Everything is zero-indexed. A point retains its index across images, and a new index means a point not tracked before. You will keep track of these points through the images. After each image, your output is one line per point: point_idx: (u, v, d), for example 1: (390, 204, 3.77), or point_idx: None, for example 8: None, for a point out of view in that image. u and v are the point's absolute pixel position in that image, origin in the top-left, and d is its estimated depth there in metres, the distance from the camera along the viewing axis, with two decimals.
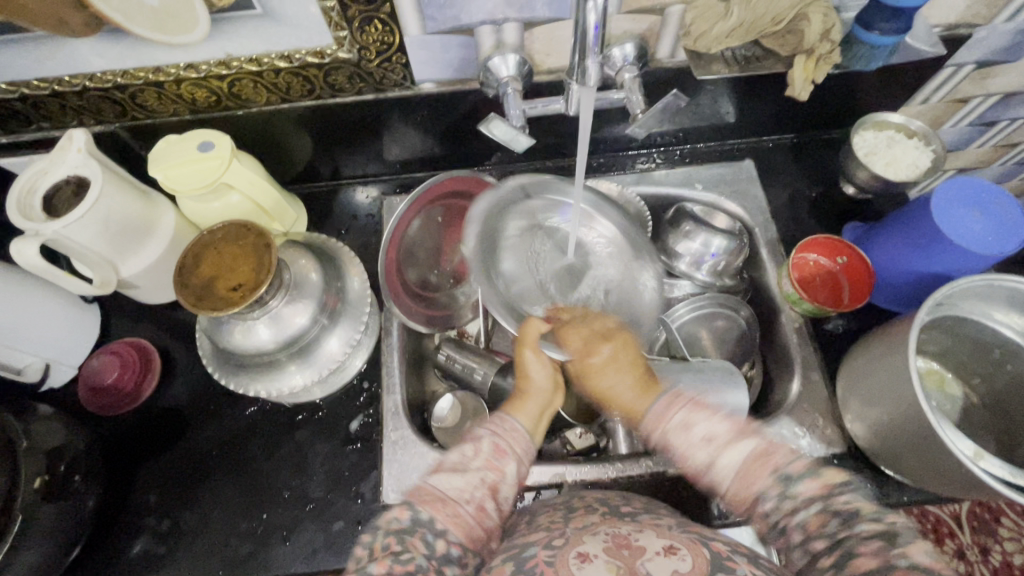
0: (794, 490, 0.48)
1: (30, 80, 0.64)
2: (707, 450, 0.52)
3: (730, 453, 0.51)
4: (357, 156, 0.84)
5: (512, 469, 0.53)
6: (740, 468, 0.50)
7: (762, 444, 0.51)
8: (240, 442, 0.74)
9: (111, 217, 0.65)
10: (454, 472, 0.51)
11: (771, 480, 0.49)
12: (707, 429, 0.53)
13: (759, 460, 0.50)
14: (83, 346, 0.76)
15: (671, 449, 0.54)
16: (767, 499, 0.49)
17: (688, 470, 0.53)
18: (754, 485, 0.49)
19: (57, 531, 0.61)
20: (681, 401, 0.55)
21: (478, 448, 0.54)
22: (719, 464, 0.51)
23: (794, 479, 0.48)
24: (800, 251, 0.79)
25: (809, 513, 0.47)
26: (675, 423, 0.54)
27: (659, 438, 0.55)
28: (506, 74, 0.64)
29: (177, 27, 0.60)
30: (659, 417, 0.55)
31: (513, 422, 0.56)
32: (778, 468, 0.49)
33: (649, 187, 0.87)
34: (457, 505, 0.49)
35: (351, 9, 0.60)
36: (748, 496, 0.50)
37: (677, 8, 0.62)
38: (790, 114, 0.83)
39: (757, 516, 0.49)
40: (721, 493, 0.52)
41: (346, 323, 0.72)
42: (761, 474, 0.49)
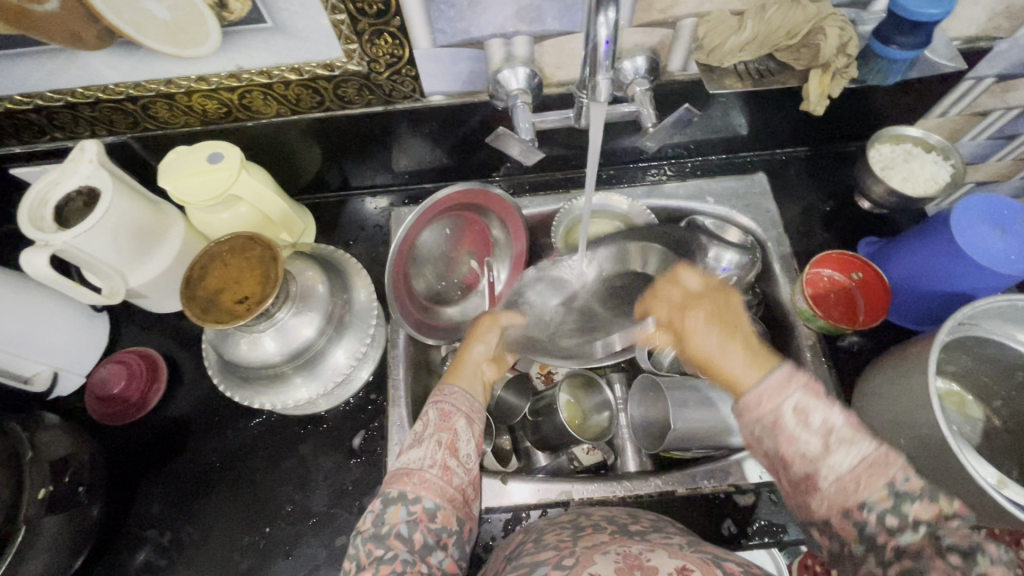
0: (906, 510, 0.42)
1: (44, 92, 0.65)
2: (820, 444, 0.44)
3: (842, 455, 0.44)
4: (365, 167, 0.84)
5: (464, 426, 0.56)
6: (848, 473, 0.43)
7: (877, 449, 0.44)
8: (244, 454, 0.74)
9: (120, 227, 0.65)
10: (411, 446, 0.54)
11: (880, 492, 0.43)
12: (826, 419, 0.45)
13: (871, 468, 0.43)
14: (91, 355, 0.77)
15: (774, 431, 0.46)
16: (870, 510, 0.43)
17: (782, 456, 0.45)
18: (859, 492, 0.43)
19: (60, 543, 0.61)
20: (799, 380, 0.46)
21: (427, 420, 0.56)
22: (828, 462, 0.44)
23: (908, 495, 0.42)
24: (813, 267, 0.77)
25: (913, 536, 0.42)
26: (789, 409, 0.46)
27: (759, 421, 0.47)
28: (516, 87, 0.64)
29: (188, 41, 0.60)
30: (761, 402, 0.47)
31: (452, 387, 0.60)
32: (892, 480, 0.43)
33: (659, 200, 0.85)
34: (422, 472, 0.52)
35: (361, 23, 0.59)
36: (847, 502, 0.43)
37: (689, 21, 0.61)
38: (803, 127, 0.82)
39: (842, 522, 0.44)
40: (816, 493, 0.45)
41: (351, 335, 0.71)
42: (871, 484, 0.43)
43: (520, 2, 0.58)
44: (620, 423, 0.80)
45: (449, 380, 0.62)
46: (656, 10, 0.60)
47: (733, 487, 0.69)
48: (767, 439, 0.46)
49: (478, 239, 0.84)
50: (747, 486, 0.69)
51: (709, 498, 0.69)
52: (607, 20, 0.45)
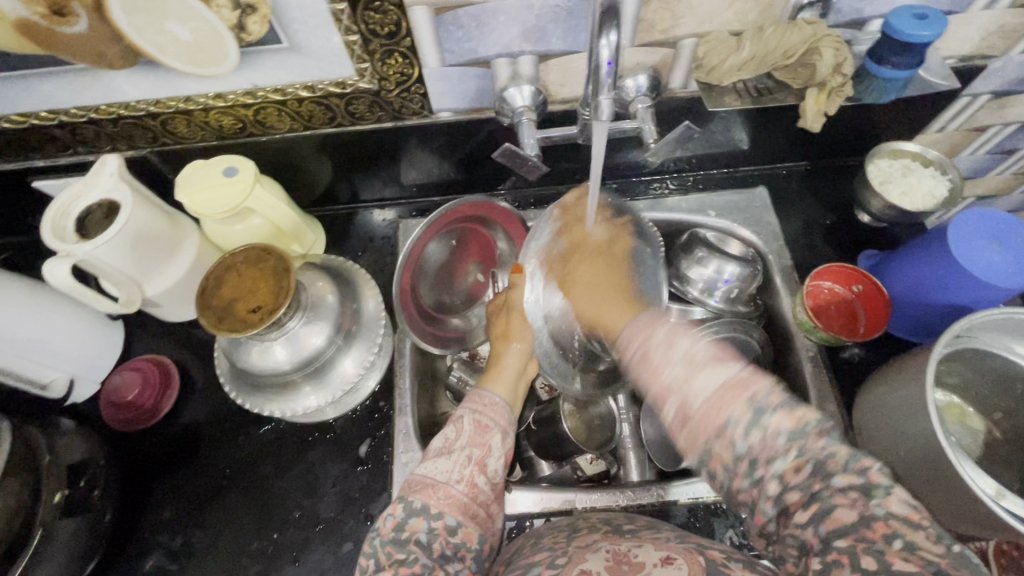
0: (766, 422, 0.44)
1: (69, 109, 0.68)
2: (685, 367, 0.45)
3: (708, 374, 0.45)
4: (374, 181, 0.86)
5: (497, 443, 0.56)
6: (712, 397, 0.44)
7: (739, 373, 0.45)
8: (253, 461, 0.75)
9: (138, 239, 0.67)
10: (440, 456, 0.54)
11: (743, 408, 0.44)
12: (688, 347, 0.46)
13: (731, 390, 0.44)
14: (106, 362, 0.79)
15: (642, 364, 0.47)
16: (733, 428, 0.44)
17: (654, 392, 0.46)
18: (725, 413, 0.44)
19: (74, 546, 0.62)
20: (664, 322, 0.49)
21: (460, 429, 0.57)
22: (693, 386, 0.44)
23: (766, 410, 0.44)
24: (813, 279, 0.78)
25: (786, 462, 0.44)
26: (660, 335, 0.48)
27: (633, 358, 0.49)
28: (521, 104, 0.66)
29: (207, 60, 0.63)
30: (644, 330, 0.49)
31: (493, 398, 0.60)
32: (752, 395, 0.44)
33: (662, 213, 0.87)
34: (448, 487, 0.52)
35: (373, 43, 0.62)
36: (713, 429, 0.44)
37: (690, 41, 0.63)
38: (803, 142, 0.83)
39: (720, 447, 0.45)
40: (690, 422, 0.45)
41: (360, 345, 0.73)
42: (732, 404, 0.44)
43: (526, 24, 0.61)
44: (623, 433, 0.82)
45: (488, 387, 0.62)
46: (657, 31, 0.62)
47: None
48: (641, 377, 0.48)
49: (483, 251, 0.86)
50: None
51: (711, 507, 0.70)
52: (608, 44, 0.47)
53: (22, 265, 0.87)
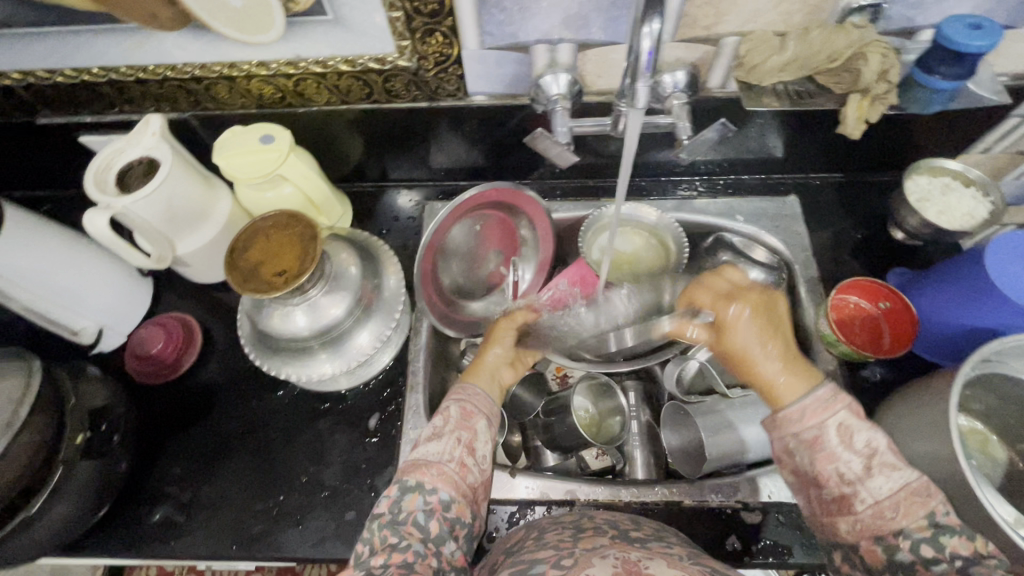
0: (942, 542, 0.48)
1: (118, 67, 0.70)
2: (860, 466, 0.50)
3: (883, 480, 0.50)
4: (404, 161, 0.87)
5: (481, 427, 0.60)
6: (887, 499, 0.49)
7: (917, 483, 0.50)
8: (265, 424, 0.77)
9: (173, 197, 0.69)
10: (431, 441, 0.58)
11: (919, 523, 0.48)
12: (870, 444, 0.51)
13: (909, 496, 0.49)
14: (133, 317, 0.81)
15: (811, 447, 0.52)
16: (906, 537, 0.48)
17: (818, 473, 0.52)
18: (898, 519, 0.49)
19: (90, 487, 0.64)
20: (841, 403, 0.52)
21: (447, 417, 0.60)
22: (866, 485, 0.50)
23: (945, 529, 0.48)
24: (840, 292, 0.77)
25: (948, 567, 0.47)
26: (830, 429, 0.51)
27: (796, 433, 0.53)
28: (556, 93, 0.66)
29: (255, 28, 0.64)
30: (806, 415, 0.53)
31: (474, 389, 0.64)
32: (933, 517, 0.49)
33: (688, 215, 0.86)
34: (440, 465, 0.56)
35: (416, 21, 0.63)
36: (884, 530, 0.49)
37: (732, 39, 0.63)
38: (840, 151, 0.82)
39: (875, 548, 0.50)
40: (850, 512, 0.51)
41: (376, 321, 0.74)
42: (909, 513, 0.49)
43: (568, 12, 0.61)
44: (631, 429, 0.80)
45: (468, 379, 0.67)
46: (699, 28, 0.62)
47: (741, 504, 0.69)
48: (804, 457, 0.53)
49: (505, 236, 0.86)
50: (754, 504, 0.68)
51: (716, 513, 0.69)
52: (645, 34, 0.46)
53: (63, 216, 0.90)
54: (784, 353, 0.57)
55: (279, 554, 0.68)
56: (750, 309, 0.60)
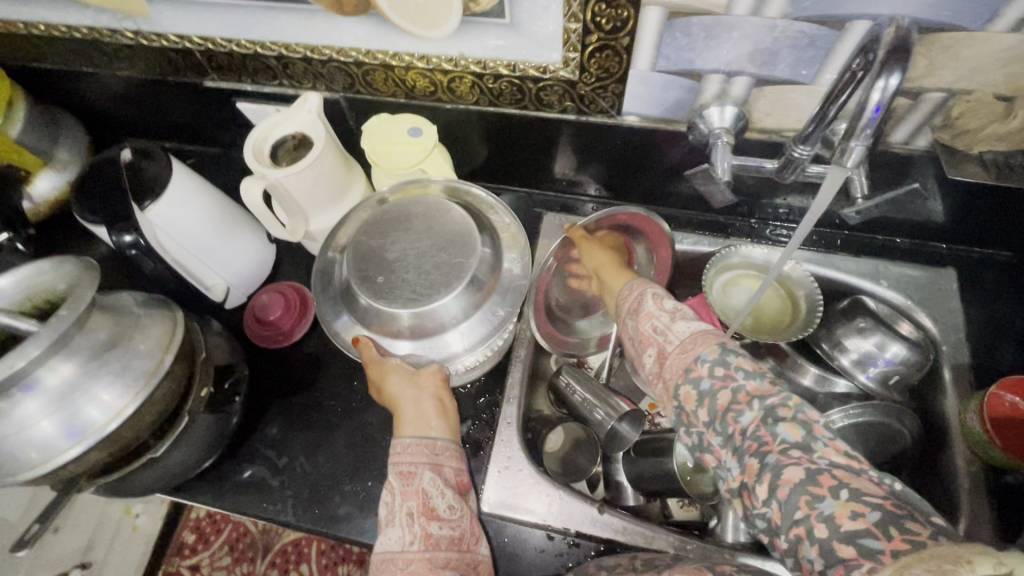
0: (729, 359, 0.49)
1: (289, 44, 0.72)
2: (669, 318, 0.55)
3: (685, 324, 0.54)
4: (532, 168, 0.86)
5: (428, 479, 0.56)
6: (687, 337, 0.52)
7: (713, 328, 0.53)
8: (364, 408, 0.78)
9: (320, 176, 0.71)
10: (386, 528, 0.53)
11: (712, 346, 0.50)
12: (675, 305, 0.56)
13: (704, 335, 0.52)
14: (258, 281, 0.84)
15: (635, 314, 0.57)
16: (704, 363, 0.49)
17: (642, 336, 0.55)
18: (697, 347, 0.51)
19: (206, 439, 0.67)
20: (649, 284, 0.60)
21: (391, 489, 0.55)
22: (673, 330, 0.54)
23: (732, 351, 0.49)
24: (999, 389, 0.66)
25: (750, 414, 0.45)
26: (648, 296, 0.58)
27: (629, 312, 0.58)
28: (718, 125, 0.65)
29: (429, 23, 0.64)
30: (636, 287, 0.61)
31: (404, 439, 0.59)
32: (722, 341, 0.50)
33: (825, 269, 0.80)
34: (405, 555, 0.51)
35: (592, 35, 0.60)
36: (687, 362, 0.50)
37: (937, 95, 0.56)
38: (1022, 230, 0.73)
39: (685, 387, 0.49)
40: (667, 362, 0.53)
41: (479, 315, 0.67)
42: (705, 340, 0.51)
43: (759, 45, 0.57)
44: None
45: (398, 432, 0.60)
46: (904, 79, 0.56)
47: None
48: (632, 326, 0.57)
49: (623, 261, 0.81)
50: None
51: None
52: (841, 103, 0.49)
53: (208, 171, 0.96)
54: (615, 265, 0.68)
55: (362, 539, 0.69)
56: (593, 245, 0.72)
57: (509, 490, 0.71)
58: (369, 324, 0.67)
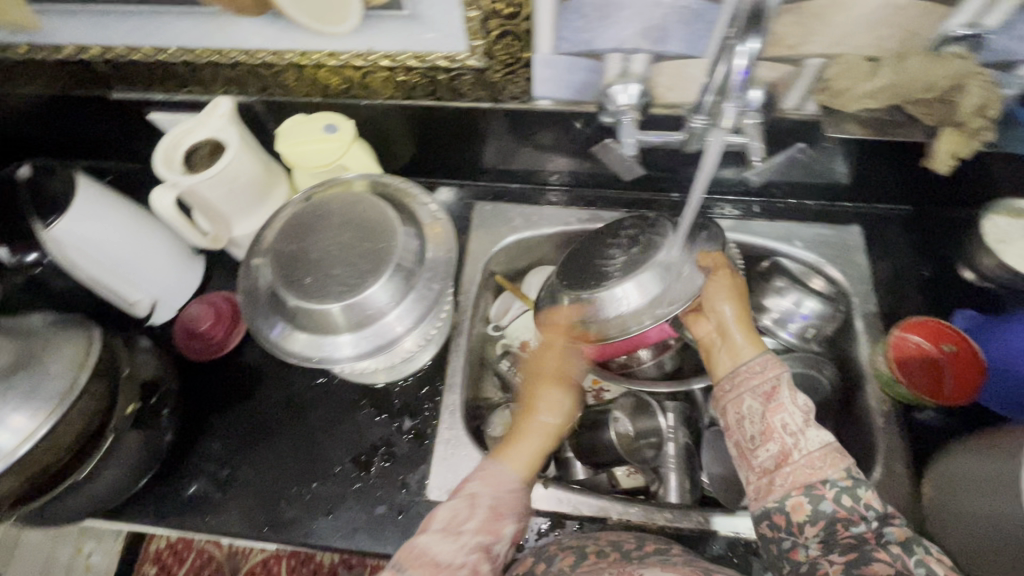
0: (859, 493, 0.52)
1: (194, 49, 0.71)
2: (802, 419, 0.55)
3: (817, 432, 0.55)
4: (459, 160, 0.87)
5: (509, 531, 0.56)
6: (818, 451, 0.54)
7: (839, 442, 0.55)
8: (306, 411, 0.77)
9: (236, 180, 0.70)
10: (446, 535, 0.54)
11: (841, 472, 0.53)
12: (807, 403, 0.56)
13: (833, 452, 0.54)
14: (186, 293, 0.82)
15: (767, 399, 0.57)
16: (831, 486, 0.52)
17: (768, 427, 0.55)
18: (824, 468, 0.53)
19: (137, 456, 0.66)
20: (775, 368, 0.58)
21: (473, 508, 0.56)
22: (805, 435, 0.54)
23: (861, 483, 0.53)
24: (901, 330, 0.73)
25: (865, 527, 0.51)
26: (782, 386, 0.57)
27: (752, 391, 0.58)
28: (625, 102, 0.65)
29: (330, 19, 0.65)
30: (766, 368, 0.59)
31: (506, 474, 0.59)
32: (848, 461, 0.53)
33: (743, 235, 0.84)
34: (453, 568, 0.52)
35: (492, 22, 0.62)
36: (813, 478, 0.53)
37: (816, 60, 0.60)
38: (914, 183, 0.78)
39: (797, 499, 0.53)
40: (787, 466, 0.54)
41: (415, 294, 0.63)
42: (834, 463, 0.53)
43: (649, 22, 0.59)
44: (667, 452, 0.76)
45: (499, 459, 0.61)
46: (784, 46, 0.59)
47: None
48: (755, 412, 0.57)
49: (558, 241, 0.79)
50: None
51: (748, 546, 0.67)
52: (716, 74, 0.52)
53: (124, 187, 0.92)
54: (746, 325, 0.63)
55: (310, 541, 0.69)
56: (727, 294, 0.64)
57: (454, 476, 0.71)
58: (306, 328, 0.62)
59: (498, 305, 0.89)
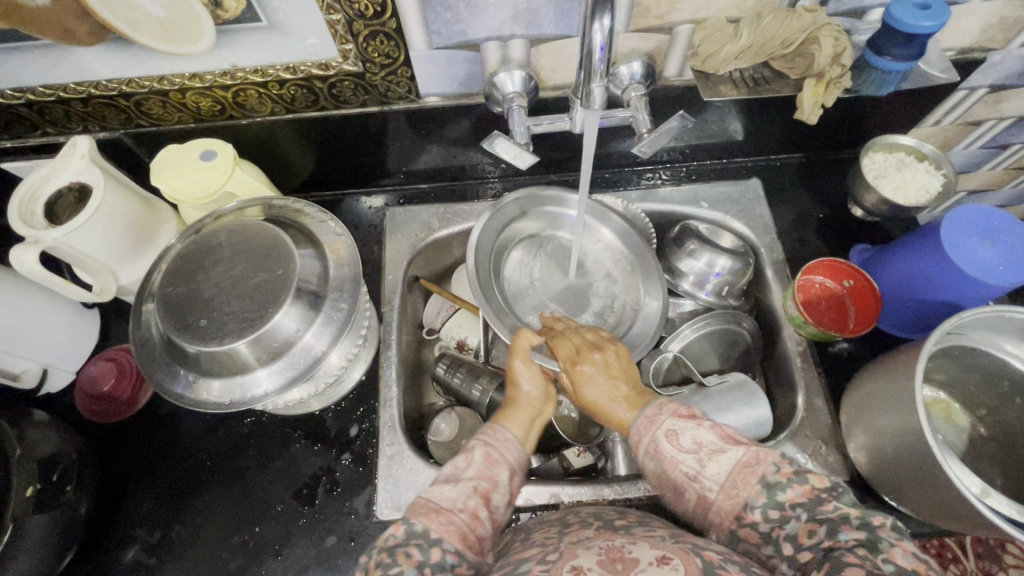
0: (779, 497, 0.48)
1: (35, 87, 0.64)
2: (695, 460, 0.51)
3: (716, 464, 0.50)
4: (360, 169, 0.83)
5: (505, 479, 0.53)
6: (726, 479, 0.50)
7: (749, 454, 0.50)
8: (236, 453, 0.74)
9: (111, 223, 0.65)
10: (446, 483, 0.52)
11: (755, 490, 0.49)
12: (695, 439, 0.52)
13: (744, 471, 0.50)
14: (81, 353, 0.76)
15: (657, 458, 0.53)
16: (754, 509, 0.48)
17: (675, 481, 0.52)
18: (740, 494, 0.49)
19: (49, 538, 0.60)
20: (667, 412, 0.55)
21: (470, 458, 0.54)
22: (706, 475, 0.51)
23: (778, 485, 0.49)
24: (806, 273, 0.78)
25: (798, 522, 0.47)
26: (662, 437, 0.53)
27: (644, 451, 0.54)
28: (512, 90, 0.64)
29: (182, 38, 0.60)
30: (659, 416, 0.54)
31: (507, 434, 0.56)
32: (763, 477, 0.49)
33: (654, 204, 0.85)
34: (451, 514, 0.49)
35: (357, 23, 0.59)
36: (735, 508, 0.49)
37: (686, 27, 0.62)
38: (800, 132, 0.82)
39: (746, 528, 0.49)
40: (709, 505, 0.51)
41: (323, 316, 0.61)
42: (747, 484, 0.49)
43: (517, 6, 0.58)
44: (612, 427, 0.80)
45: (502, 423, 0.58)
46: (652, 17, 0.60)
47: None
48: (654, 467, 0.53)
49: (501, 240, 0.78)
50: None
51: None
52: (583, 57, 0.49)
53: None
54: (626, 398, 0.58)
55: None
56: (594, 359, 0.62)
57: (402, 491, 0.69)
58: (217, 374, 0.59)
59: (430, 307, 0.88)
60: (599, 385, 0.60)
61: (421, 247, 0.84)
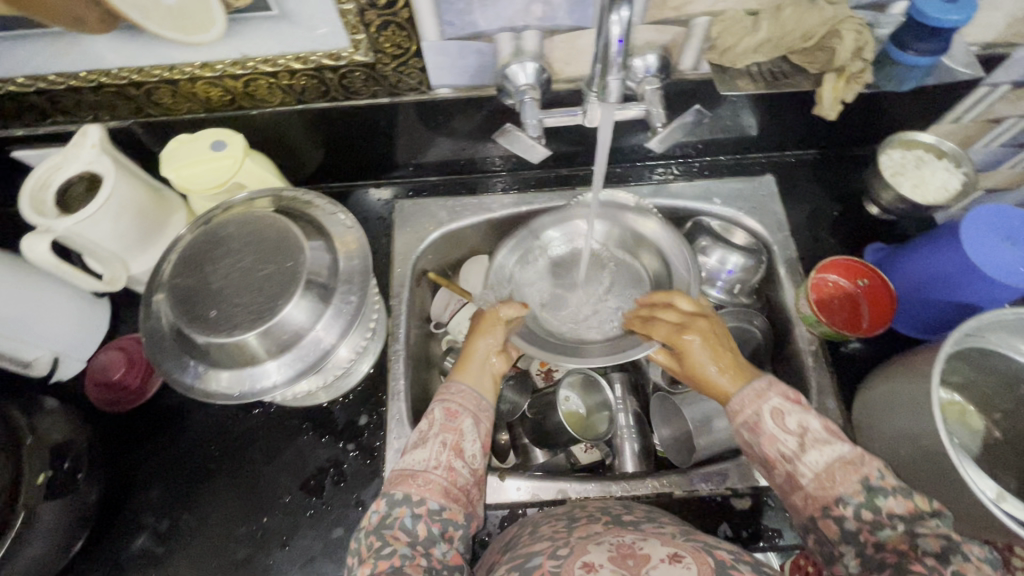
0: (878, 504, 0.47)
1: (47, 75, 0.64)
2: (797, 443, 0.51)
3: (817, 453, 0.50)
4: (369, 161, 0.83)
5: (468, 426, 0.58)
6: (824, 470, 0.49)
7: (851, 452, 0.49)
8: (244, 444, 0.74)
9: (121, 213, 0.65)
10: (417, 448, 0.56)
11: (854, 488, 0.48)
12: (801, 424, 0.52)
13: (845, 466, 0.49)
14: (91, 341, 0.76)
15: (754, 431, 0.53)
16: (847, 505, 0.47)
17: (768, 459, 0.52)
18: (835, 487, 0.48)
19: (60, 525, 0.61)
20: (776, 389, 0.54)
21: (432, 419, 0.58)
22: (803, 460, 0.50)
23: (880, 491, 0.47)
24: (819, 272, 0.76)
25: (892, 532, 0.46)
26: (767, 413, 0.53)
27: (742, 423, 0.54)
28: (524, 82, 0.63)
29: (193, 26, 0.60)
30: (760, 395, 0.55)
31: (461, 386, 0.62)
32: (864, 477, 0.48)
33: (666, 200, 0.84)
34: (427, 474, 0.54)
35: (370, 13, 0.59)
36: (828, 499, 0.48)
37: (703, 19, 0.60)
38: (816, 128, 0.81)
39: (826, 521, 0.48)
40: (800, 490, 0.50)
41: (333, 310, 0.61)
42: (845, 480, 0.48)
43: None
44: (620, 422, 0.77)
45: (457, 376, 0.63)
46: (669, 9, 0.59)
47: (731, 491, 0.69)
48: (753, 444, 0.53)
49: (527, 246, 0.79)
50: (744, 490, 0.69)
51: (705, 502, 0.69)
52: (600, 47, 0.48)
53: None
54: (730, 366, 0.59)
55: None
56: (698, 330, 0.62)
57: None
58: (226, 365, 0.59)
59: (438, 300, 0.87)
60: (706, 356, 0.60)
61: (429, 241, 0.84)
